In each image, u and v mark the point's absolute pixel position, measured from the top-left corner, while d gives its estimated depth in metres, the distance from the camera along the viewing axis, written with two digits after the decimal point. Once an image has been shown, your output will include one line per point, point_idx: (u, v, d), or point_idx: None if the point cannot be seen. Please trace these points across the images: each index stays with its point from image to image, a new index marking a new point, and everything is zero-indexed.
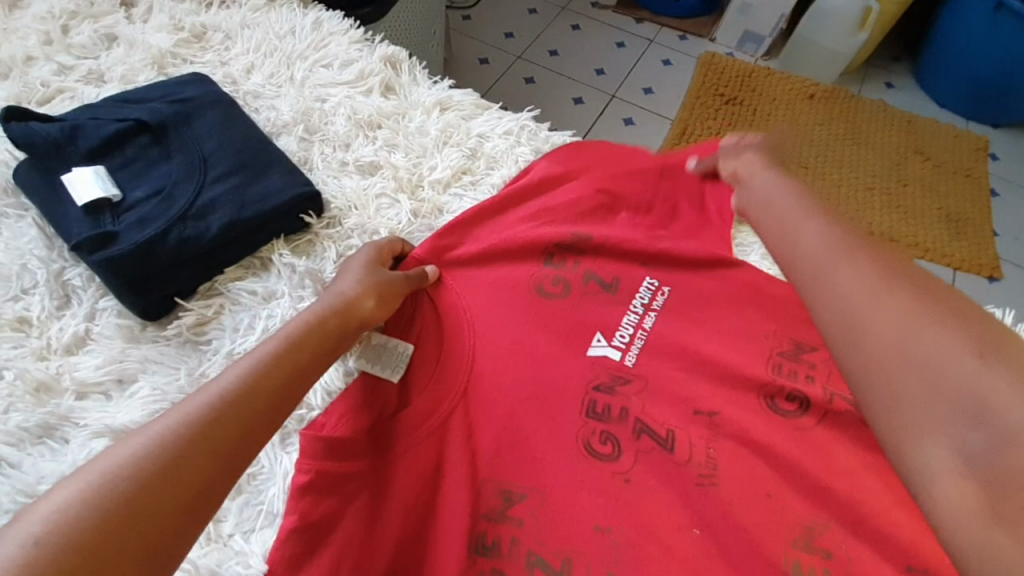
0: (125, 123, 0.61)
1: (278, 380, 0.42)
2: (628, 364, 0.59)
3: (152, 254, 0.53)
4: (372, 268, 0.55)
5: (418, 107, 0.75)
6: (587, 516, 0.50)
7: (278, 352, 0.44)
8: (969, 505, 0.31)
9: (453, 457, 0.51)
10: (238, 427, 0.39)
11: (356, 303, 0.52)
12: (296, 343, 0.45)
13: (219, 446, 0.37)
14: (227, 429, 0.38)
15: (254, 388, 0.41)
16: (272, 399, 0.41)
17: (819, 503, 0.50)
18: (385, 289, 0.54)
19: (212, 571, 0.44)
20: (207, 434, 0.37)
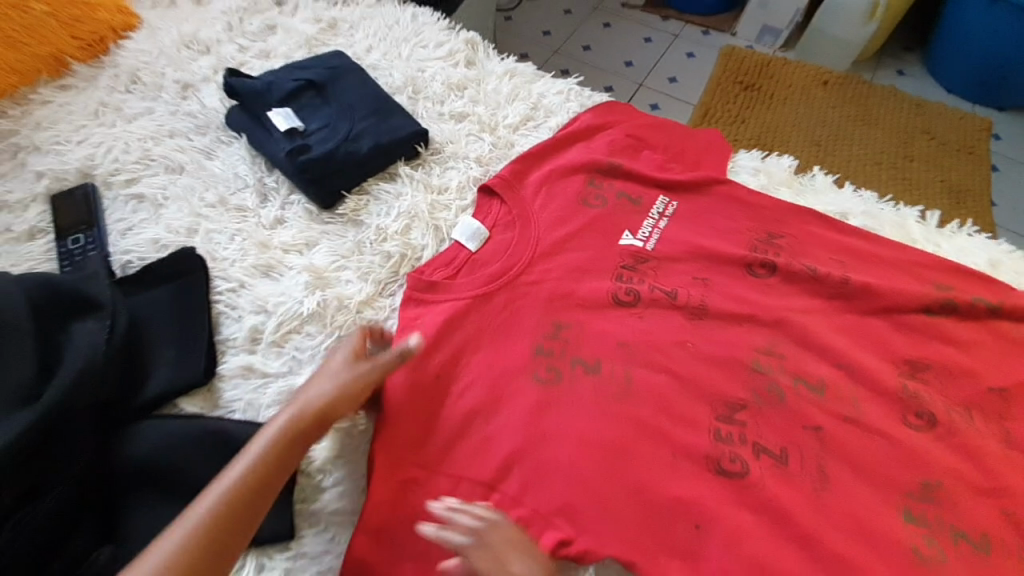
0: (299, 82, 0.89)
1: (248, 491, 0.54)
2: (648, 250, 0.81)
3: (330, 162, 0.81)
4: (343, 366, 0.64)
5: (493, 75, 1.01)
6: (614, 334, 0.73)
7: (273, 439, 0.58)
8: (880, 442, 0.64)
9: (523, 298, 0.75)
10: (249, 497, 0.54)
11: (330, 410, 0.61)
12: (264, 459, 0.56)
13: (235, 517, 0.53)
14: (241, 500, 0.54)
15: (231, 506, 0.53)
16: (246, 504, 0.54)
17: (779, 329, 0.73)
18: (354, 387, 0.63)
19: (377, 356, 0.70)
20: (226, 512, 0.53)
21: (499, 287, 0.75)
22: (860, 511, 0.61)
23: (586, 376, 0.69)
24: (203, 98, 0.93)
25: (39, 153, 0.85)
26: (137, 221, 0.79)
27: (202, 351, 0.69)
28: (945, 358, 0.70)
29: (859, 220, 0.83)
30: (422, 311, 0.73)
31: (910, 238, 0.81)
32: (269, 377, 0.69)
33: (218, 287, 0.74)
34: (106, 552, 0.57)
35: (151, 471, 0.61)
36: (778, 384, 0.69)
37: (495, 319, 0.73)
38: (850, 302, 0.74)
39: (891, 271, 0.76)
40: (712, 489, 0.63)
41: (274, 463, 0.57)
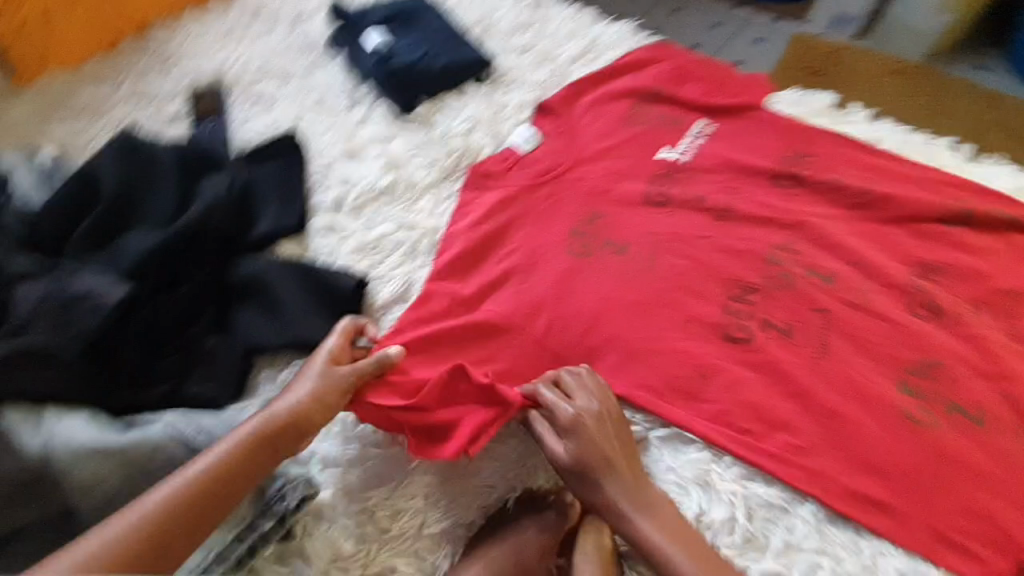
0: (389, 12, 1.05)
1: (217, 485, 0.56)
2: (683, 163, 0.90)
3: (412, 73, 0.96)
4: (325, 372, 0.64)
5: (556, 16, 1.12)
6: (645, 226, 0.82)
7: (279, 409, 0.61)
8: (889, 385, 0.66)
9: (566, 191, 0.86)
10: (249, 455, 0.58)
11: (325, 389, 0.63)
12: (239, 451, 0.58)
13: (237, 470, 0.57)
14: (241, 462, 0.57)
15: (207, 485, 0.55)
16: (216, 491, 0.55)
17: (797, 231, 0.80)
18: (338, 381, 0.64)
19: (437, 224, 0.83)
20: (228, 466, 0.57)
21: (546, 182, 0.87)
22: (859, 377, 0.67)
23: (615, 255, 0.79)
24: (312, 25, 1.10)
25: (183, 60, 1.05)
26: (254, 114, 0.98)
27: (298, 208, 0.84)
28: (959, 262, 0.75)
29: (891, 146, 0.88)
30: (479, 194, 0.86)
31: (939, 163, 0.86)
32: (348, 234, 0.83)
33: (314, 166, 0.90)
34: (214, 338, 0.71)
35: (252, 286, 0.75)
36: (790, 273, 0.76)
37: (539, 206, 0.85)
38: (868, 211, 0.80)
39: (916, 186, 0.81)
40: (720, 349, 0.70)
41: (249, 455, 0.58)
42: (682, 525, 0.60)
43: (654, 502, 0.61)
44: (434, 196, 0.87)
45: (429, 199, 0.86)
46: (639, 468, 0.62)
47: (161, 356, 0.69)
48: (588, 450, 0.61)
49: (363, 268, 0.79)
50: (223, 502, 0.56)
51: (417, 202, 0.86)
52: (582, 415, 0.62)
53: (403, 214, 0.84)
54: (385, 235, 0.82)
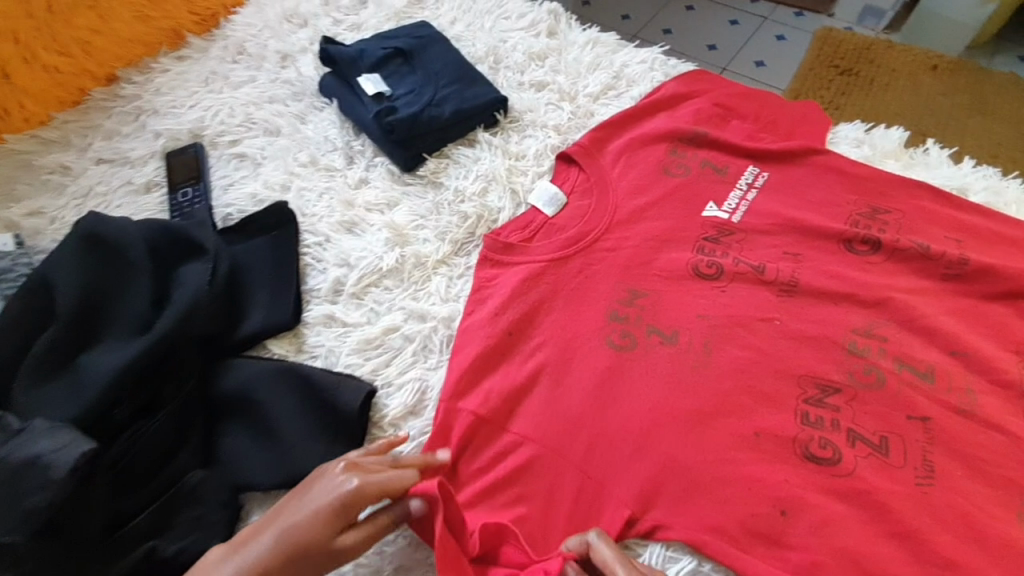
0: (387, 51, 0.92)
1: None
2: (734, 222, 0.77)
3: (416, 124, 0.83)
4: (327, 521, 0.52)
5: (574, 45, 0.99)
6: (694, 307, 0.69)
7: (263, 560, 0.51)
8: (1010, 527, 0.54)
9: (598, 265, 0.74)
10: None
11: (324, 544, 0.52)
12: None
13: None
14: None
15: None
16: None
17: (880, 310, 0.66)
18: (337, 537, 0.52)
19: (451, 314, 0.71)
20: None
21: (576, 252, 0.74)
22: (974, 511, 0.54)
23: (662, 346, 0.66)
24: (300, 67, 0.99)
25: (158, 116, 0.93)
26: (238, 177, 0.85)
27: (290, 298, 0.72)
28: None
29: (981, 197, 0.75)
30: (497, 271, 0.73)
31: None
32: (350, 327, 0.70)
33: (306, 241, 0.77)
34: (197, 474, 0.61)
35: (241, 402, 0.65)
36: (878, 367, 0.62)
37: (568, 282, 0.72)
38: (963, 282, 0.67)
39: (1016, 251, 0.68)
40: (799, 475, 0.57)
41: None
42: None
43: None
44: (446, 276, 0.75)
45: (440, 280, 0.74)
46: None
47: (139, 503, 0.58)
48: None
49: (367, 374, 0.67)
50: None
51: (426, 286, 0.74)
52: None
53: (410, 301, 0.72)
54: (392, 330, 0.70)
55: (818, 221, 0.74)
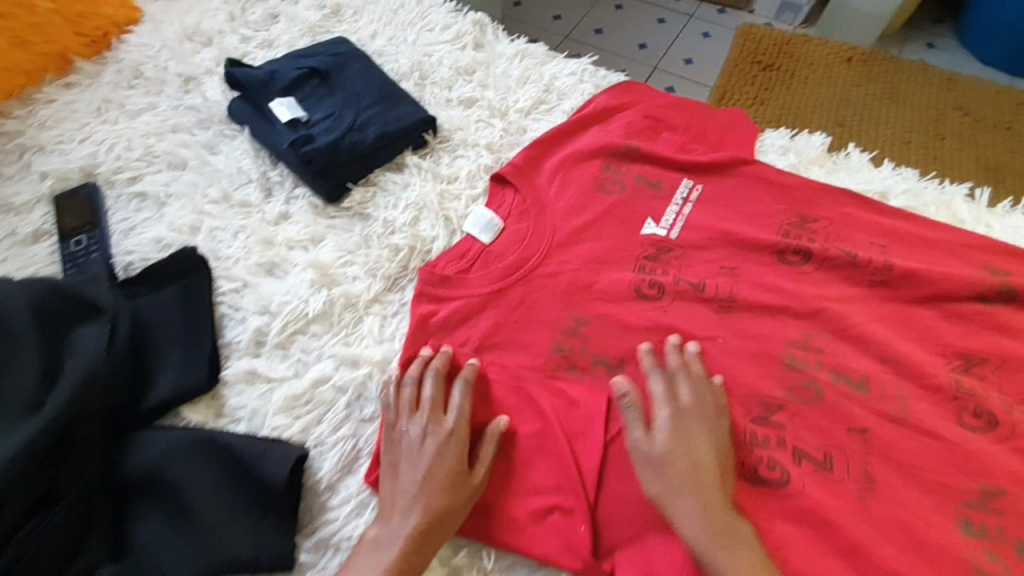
0: (302, 70, 0.85)
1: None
2: (672, 239, 0.76)
3: (336, 152, 0.77)
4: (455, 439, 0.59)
5: (502, 57, 0.97)
6: (639, 330, 0.68)
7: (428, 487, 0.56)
8: (943, 530, 0.55)
9: (538, 294, 0.71)
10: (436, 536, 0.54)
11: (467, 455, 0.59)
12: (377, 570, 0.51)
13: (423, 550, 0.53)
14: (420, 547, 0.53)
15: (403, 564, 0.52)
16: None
17: (815, 320, 0.67)
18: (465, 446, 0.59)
19: (385, 358, 0.66)
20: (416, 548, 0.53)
21: (515, 280, 0.71)
22: (913, 520, 0.55)
23: (609, 375, 0.65)
24: (205, 91, 0.91)
25: (43, 154, 0.83)
26: (140, 221, 0.77)
27: (205, 355, 0.65)
28: (1002, 349, 0.65)
29: (900, 200, 0.77)
30: (435, 304, 0.70)
31: (957, 218, 0.75)
32: (275, 382, 0.64)
33: (220, 288, 0.70)
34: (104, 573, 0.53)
35: (154, 481, 0.58)
36: (816, 381, 0.63)
37: (510, 312, 0.69)
38: (890, 288, 0.69)
39: (934, 253, 0.71)
40: (749, 499, 0.57)
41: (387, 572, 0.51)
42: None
43: (738, 535, 0.52)
44: (379, 317, 0.70)
45: (373, 322, 0.69)
46: (713, 482, 0.55)
47: None
48: (677, 437, 0.58)
49: (296, 434, 0.61)
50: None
51: (359, 328, 0.68)
52: (681, 419, 0.59)
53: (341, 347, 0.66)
54: (322, 381, 0.64)
55: (751, 233, 0.74)
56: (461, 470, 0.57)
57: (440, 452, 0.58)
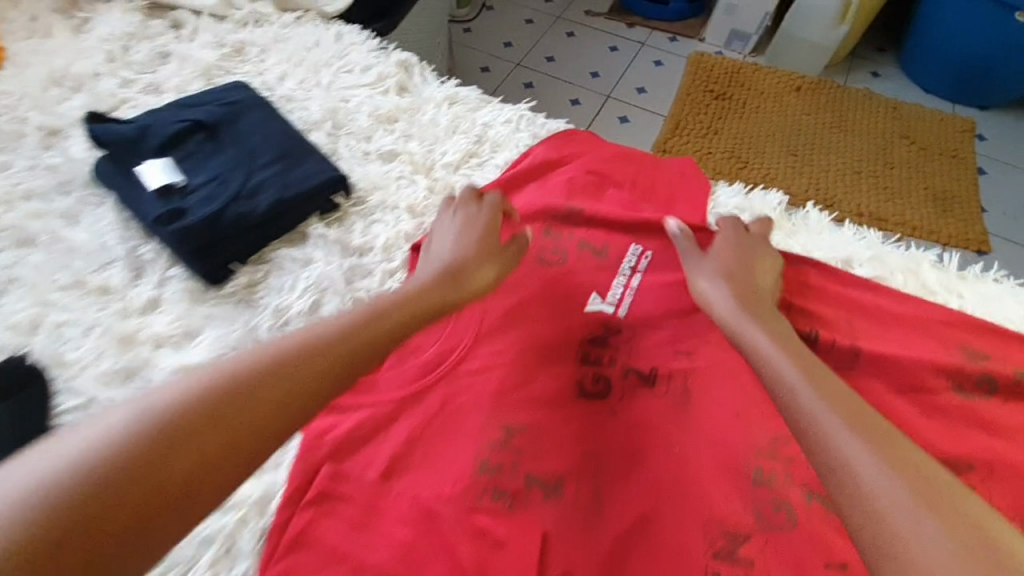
0: (184, 123, 0.72)
1: (198, 461, 0.37)
2: (620, 317, 0.67)
3: (217, 225, 0.64)
4: (476, 249, 0.64)
5: (429, 102, 0.85)
6: (580, 441, 0.58)
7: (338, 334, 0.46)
8: None
9: (463, 398, 0.60)
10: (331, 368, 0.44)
11: (459, 275, 0.61)
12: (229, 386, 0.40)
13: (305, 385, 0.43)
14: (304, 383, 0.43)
15: (275, 378, 0.42)
16: (197, 457, 0.37)
17: (783, 417, 0.59)
18: (483, 253, 0.63)
19: (265, 492, 0.53)
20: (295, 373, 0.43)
21: (435, 378, 0.60)
22: None
23: (545, 502, 0.54)
24: (69, 147, 0.76)
25: None
26: None
27: None
28: (988, 450, 0.57)
29: (866, 269, 0.69)
30: (335, 415, 0.57)
31: (926, 288, 0.67)
32: None
33: (60, 405, 0.56)
34: None
35: None
36: (787, 501, 0.54)
37: (429, 422, 0.58)
38: (862, 378, 0.61)
39: (907, 333, 0.63)
40: None
41: (238, 397, 0.40)
42: (860, 418, 0.42)
43: (834, 390, 0.45)
44: None
45: None
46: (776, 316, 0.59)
47: None
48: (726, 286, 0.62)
49: None
50: (278, 419, 0.41)
51: None
52: (743, 287, 0.62)
53: None
54: None
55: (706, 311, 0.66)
56: (386, 320, 0.50)
57: (349, 318, 0.49)
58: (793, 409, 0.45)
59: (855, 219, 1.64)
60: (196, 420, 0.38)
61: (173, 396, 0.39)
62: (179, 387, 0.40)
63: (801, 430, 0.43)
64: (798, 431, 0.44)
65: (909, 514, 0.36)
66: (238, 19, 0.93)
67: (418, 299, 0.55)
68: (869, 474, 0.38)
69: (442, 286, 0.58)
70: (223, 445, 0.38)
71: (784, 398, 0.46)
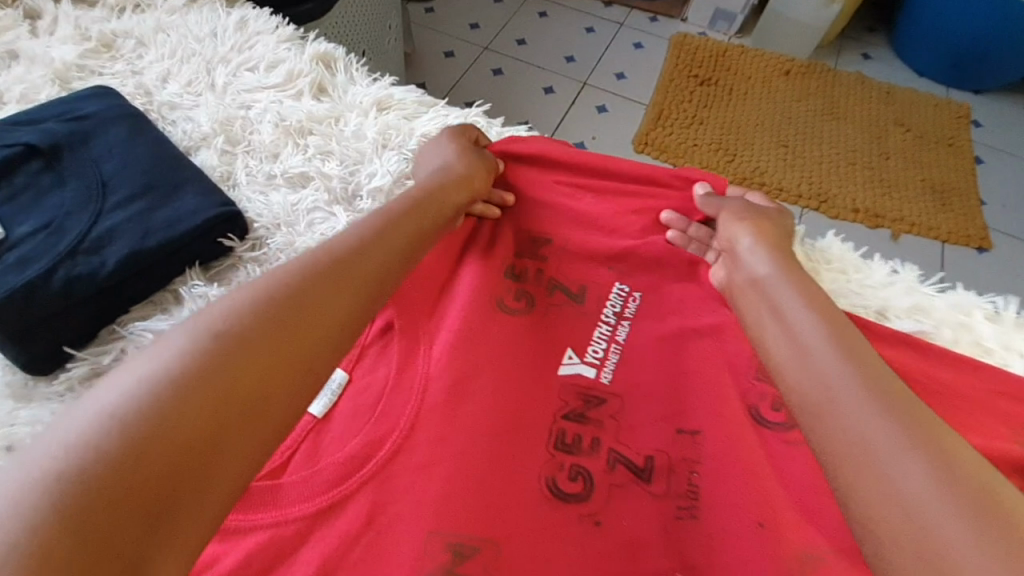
0: (13, 148, 0.54)
1: (207, 420, 0.30)
2: (603, 383, 0.54)
3: (36, 298, 0.46)
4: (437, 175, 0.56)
5: (355, 109, 0.67)
6: (552, 566, 0.44)
7: (278, 302, 0.36)
8: None
9: (392, 506, 0.44)
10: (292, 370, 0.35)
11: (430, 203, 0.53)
12: (245, 333, 0.34)
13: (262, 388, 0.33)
14: (256, 386, 0.33)
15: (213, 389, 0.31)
16: (221, 410, 0.31)
17: (813, 524, 0.47)
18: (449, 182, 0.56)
19: None
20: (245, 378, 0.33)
21: (362, 480, 0.45)
22: None
23: None
24: None
25: None
26: None
27: None
28: None
29: (907, 323, 0.56)
30: (215, 544, 0.42)
31: (981, 346, 0.55)
32: None
33: None
34: None
35: None
36: None
37: (347, 550, 0.42)
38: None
39: (957, 408, 0.50)
40: None
41: (260, 347, 0.34)
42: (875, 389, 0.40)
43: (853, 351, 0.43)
44: None
45: None
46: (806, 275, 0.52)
47: None
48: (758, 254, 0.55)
49: None
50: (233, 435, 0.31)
51: None
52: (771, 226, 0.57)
53: None
54: None
55: (707, 372, 0.54)
56: (370, 261, 0.43)
57: (305, 268, 0.39)
58: (793, 389, 0.43)
59: (850, 215, 1.49)
60: (208, 372, 0.32)
61: (181, 348, 0.32)
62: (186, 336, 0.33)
63: (800, 407, 0.42)
64: (815, 399, 0.41)
65: (943, 507, 0.33)
66: (113, 4, 0.74)
67: (395, 233, 0.47)
68: (844, 425, 0.39)
69: (413, 221, 0.49)
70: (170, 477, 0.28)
71: (785, 370, 0.45)
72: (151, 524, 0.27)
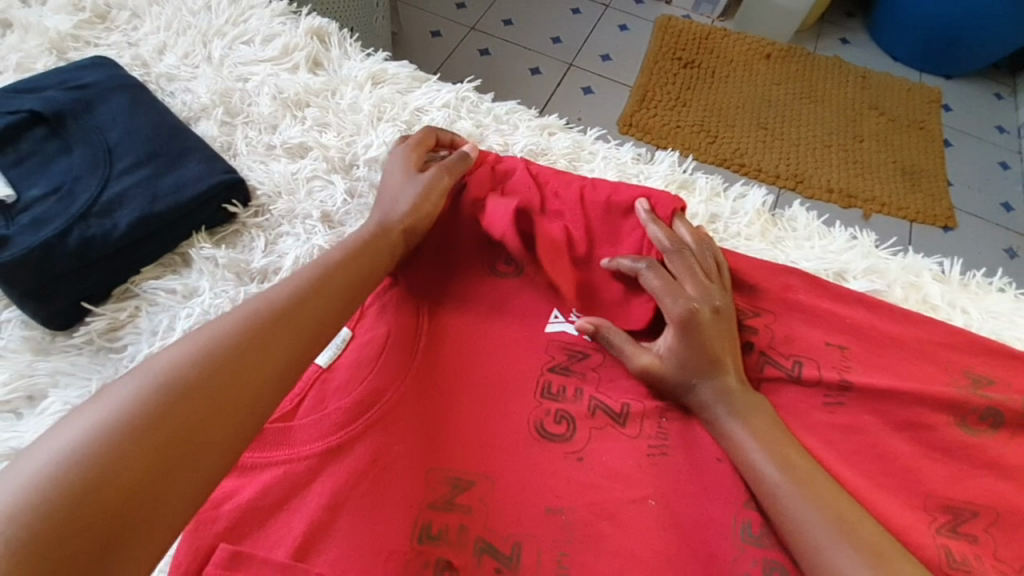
0: (17, 115, 0.55)
1: (167, 440, 0.34)
2: (586, 339, 0.59)
3: (50, 258, 0.48)
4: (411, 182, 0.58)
5: (350, 82, 0.70)
6: (539, 495, 0.50)
7: (247, 332, 0.40)
8: None
9: (397, 447, 0.49)
10: (252, 391, 0.39)
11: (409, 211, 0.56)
12: (208, 359, 0.38)
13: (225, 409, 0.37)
14: (215, 406, 0.36)
15: (181, 414, 0.35)
16: (186, 428, 0.35)
17: None
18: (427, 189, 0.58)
19: None
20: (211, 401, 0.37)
21: (366, 425, 0.49)
22: None
23: None
24: None
25: None
26: None
27: None
28: (1000, 494, 0.49)
29: (862, 283, 0.61)
30: (236, 477, 0.46)
31: (927, 303, 0.61)
32: None
33: None
34: None
35: None
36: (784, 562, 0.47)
37: (355, 483, 0.46)
38: (851, 415, 0.53)
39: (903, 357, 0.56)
40: None
41: (220, 374, 0.38)
42: (807, 491, 0.46)
43: (789, 461, 0.48)
44: None
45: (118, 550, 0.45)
46: (752, 408, 0.51)
47: None
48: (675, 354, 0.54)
49: None
50: (197, 455, 0.35)
51: None
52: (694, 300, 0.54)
53: None
54: None
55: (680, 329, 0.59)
56: (333, 285, 0.47)
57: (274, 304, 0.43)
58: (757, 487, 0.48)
59: (822, 197, 1.54)
60: (175, 399, 0.35)
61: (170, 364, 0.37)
62: (162, 361, 0.37)
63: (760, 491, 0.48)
64: (766, 489, 0.47)
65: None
66: None
67: (357, 252, 0.51)
68: (806, 518, 0.45)
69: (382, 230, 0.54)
70: (142, 492, 0.32)
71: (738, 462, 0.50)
72: (117, 529, 0.31)
